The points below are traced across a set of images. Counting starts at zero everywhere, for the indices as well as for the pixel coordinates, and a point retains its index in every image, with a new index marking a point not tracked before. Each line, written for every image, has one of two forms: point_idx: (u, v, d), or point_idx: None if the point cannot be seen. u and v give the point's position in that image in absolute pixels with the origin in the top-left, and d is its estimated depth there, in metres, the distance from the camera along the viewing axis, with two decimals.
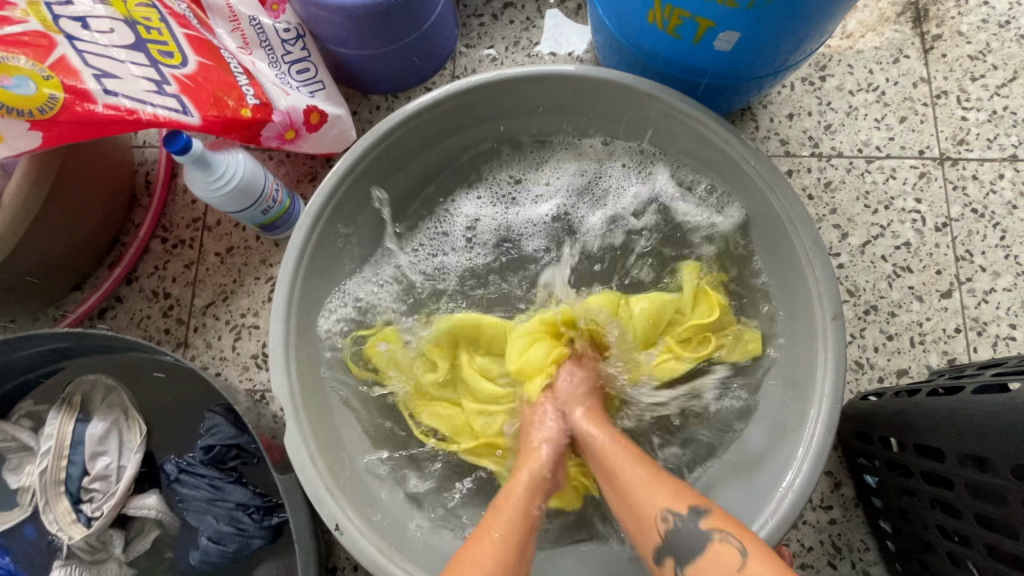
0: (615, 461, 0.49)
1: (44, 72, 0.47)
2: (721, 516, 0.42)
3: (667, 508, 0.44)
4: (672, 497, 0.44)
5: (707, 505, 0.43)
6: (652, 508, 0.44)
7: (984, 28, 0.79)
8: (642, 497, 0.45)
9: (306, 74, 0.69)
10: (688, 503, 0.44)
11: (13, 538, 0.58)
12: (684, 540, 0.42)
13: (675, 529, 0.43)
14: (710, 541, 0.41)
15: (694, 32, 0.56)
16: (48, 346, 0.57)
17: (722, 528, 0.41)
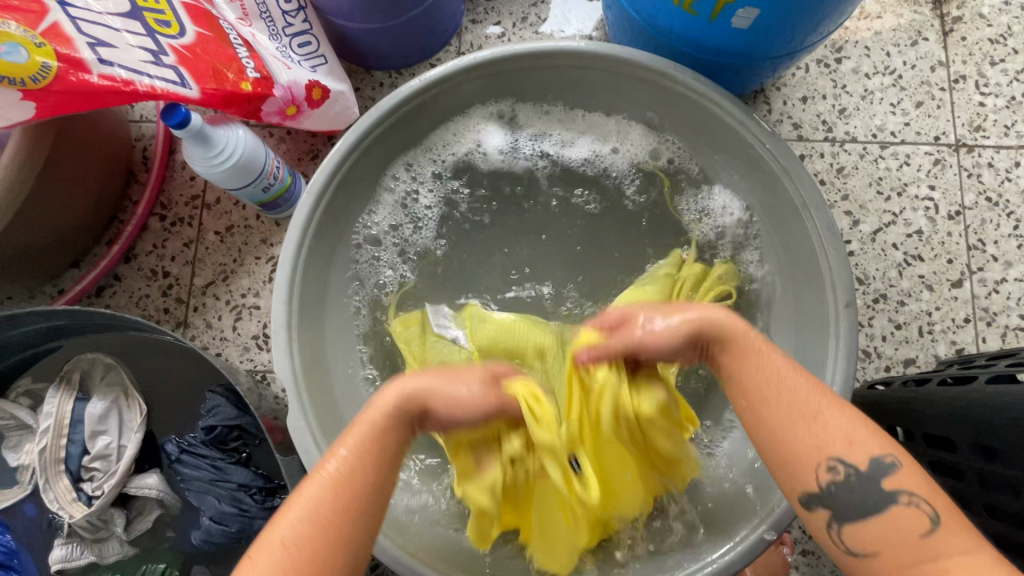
0: (766, 401, 0.42)
1: (37, 39, 0.45)
2: (909, 469, 0.40)
3: (834, 457, 0.40)
4: (847, 446, 0.40)
5: (894, 460, 0.40)
6: (818, 456, 0.40)
7: (1005, 11, 0.77)
8: (806, 441, 0.40)
9: (308, 48, 0.67)
10: (868, 453, 0.40)
11: (13, 516, 0.58)
12: (856, 489, 0.39)
13: (842, 484, 0.40)
14: (894, 502, 0.39)
15: (712, 8, 0.54)
16: (45, 324, 0.56)
17: (905, 487, 0.39)
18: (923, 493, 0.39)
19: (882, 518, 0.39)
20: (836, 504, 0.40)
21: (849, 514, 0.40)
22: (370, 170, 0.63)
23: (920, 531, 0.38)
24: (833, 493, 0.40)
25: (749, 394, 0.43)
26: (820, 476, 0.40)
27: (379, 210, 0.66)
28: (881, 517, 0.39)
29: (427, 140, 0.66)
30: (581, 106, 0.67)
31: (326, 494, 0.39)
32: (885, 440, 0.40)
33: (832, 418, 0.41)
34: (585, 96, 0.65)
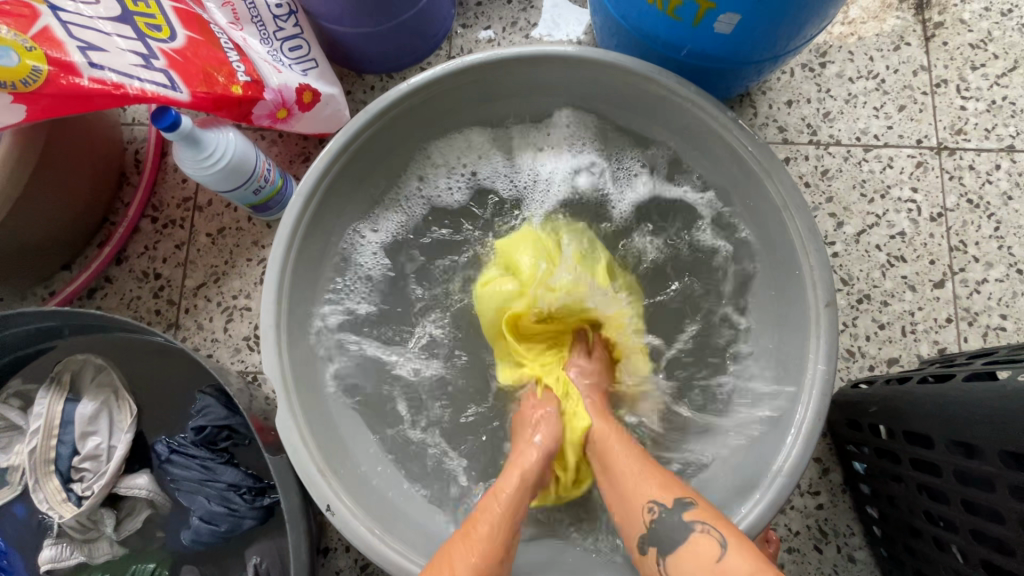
0: (608, 445, 0.53)
1: (27, 43, 0.45)
2: (706, 511, 0.44)
3: (654, 498, 0.46)
4: (660, 490, 0.46)
5: (693, 498, 0.45)
6: (638, 499, 0.46)
7: (985, 17, 0.78)
8: (633, 489, 0.48)
9: (299, 52, 0.68)
10: (674, 495, 0.45)
11: (2, 517, 0.58)
12: (665, 528, 0.44)
13: (659, 520, 0.44)
14: (692, 531, 0.42)
15: (694, 13, 0.55)
16: (35, 325, 0.56)
17: (703, 518, 0.43)
18: (715, 523, 0.43)
19: (685, 550, 0.42)
20: (657, 542, 0.44)
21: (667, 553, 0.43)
22: (359, 174, 0.64)
23: (713, 553, 0.41)
24: (652, 530, 0.44)
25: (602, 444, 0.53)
26: (643, 516, 0.45)
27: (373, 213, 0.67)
28: (687, 544, 0.42)
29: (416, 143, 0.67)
30: (568, 109, 0.68)
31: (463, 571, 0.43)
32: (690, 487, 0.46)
33: (613, 441, 0.53)
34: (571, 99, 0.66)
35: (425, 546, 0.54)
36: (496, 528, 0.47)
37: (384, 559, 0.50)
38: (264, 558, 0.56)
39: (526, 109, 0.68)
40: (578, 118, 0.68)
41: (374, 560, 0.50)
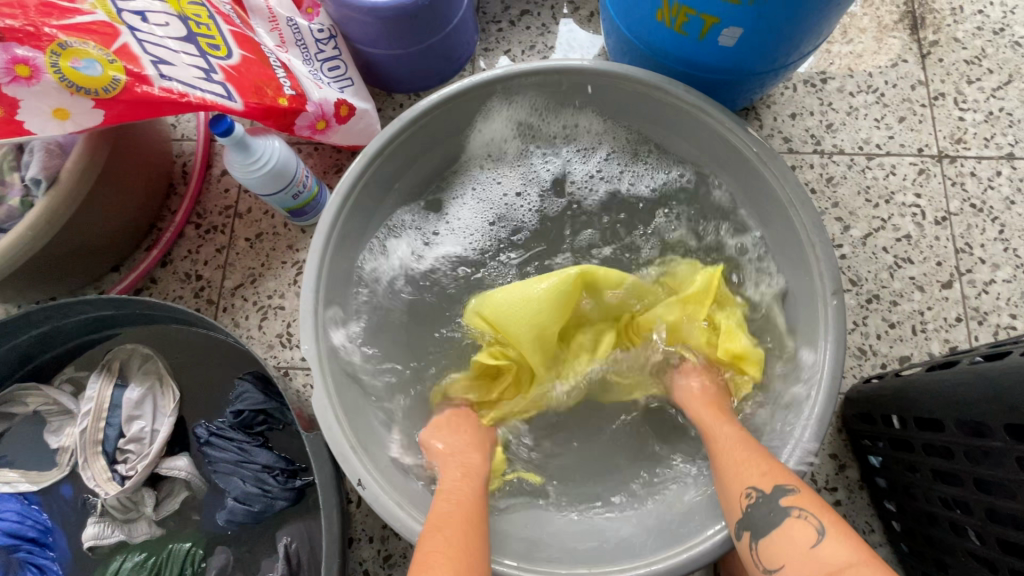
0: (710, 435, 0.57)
1: (111, 57, 0.52)
2: (806, 497, 0.47)
3: (751, 485, 0.49)
4: (761, 476, 0.49)
5: (793, 486, 0.48)
6: (737, 483, 0.50)
7: (979, 35, 0.83)
8: (735, 473, 0.51)
9: (337, 71, 0.75)
10: (774, 481, 0.49)
11: (50, 497, 0.61)
12: (760, 511, 0.47)
13: (756, 503, 0.48)
14: (787, 517, 0.46)
15: (700, 28, 0.60)
16: (93, 313, 0.61)
17: (801, 507, 0.46)
18: (815, 513, 0.45)
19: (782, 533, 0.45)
20: (751, 524, 0.47)
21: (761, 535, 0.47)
22: (391, 176, 0.69)
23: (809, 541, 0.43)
24: (749, 515, 0.48)
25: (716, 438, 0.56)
26: (739, 499, 0.49)
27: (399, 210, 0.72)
28: (781, 531, 0.45)
29: (439, 149, 0.72)
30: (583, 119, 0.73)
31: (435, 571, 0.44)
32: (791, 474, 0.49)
33: (726, 429, 0.57)
34: (589, 107, 0.71)
35: None
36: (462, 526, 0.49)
37: (412, 533, 0.52)
38: (295, 539, 0.59)
39: (547, 121, 0.73)
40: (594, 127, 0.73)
41: (402, 534, 0.52)
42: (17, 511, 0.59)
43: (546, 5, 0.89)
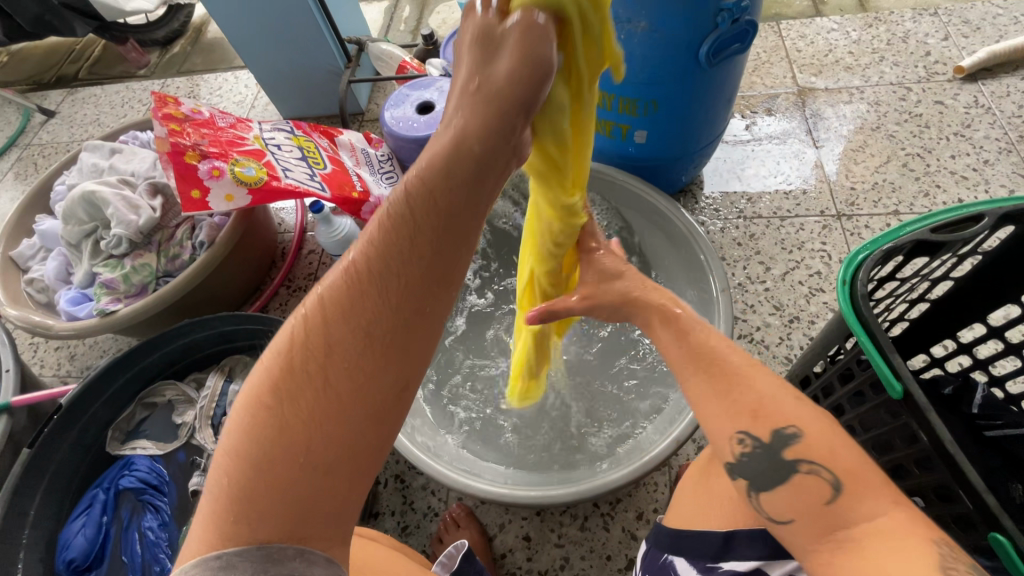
0: (689, 388, 0.49)
1: (261, 167, 0.88)
2: (815, 441, 0.41)
3: (740, 429, 0.44)
4: (752, 420, 0.44)
5: (798, 428, 0.42)
6: (726, 425, 0.45)
7: (860, 133, 1.11)
8: (717, 413, 0.46)
9: (391, 179, 1.11)
10: (771, 426, 0.43)
11: (170, 459, 0.85)
12: (763, 458, 0.43)
13: (752, 450, 0.43)
14: (795, 472, 0.41)
15: (621, 133, 0.91)
16: (219, 328, 0.90)
17: (810, 456, 0.41)
18: (827, 462, 0.40)
19: (792, 490, 0.41)
20: (748, 473, 0.44)
21: (765, 484, 0.43)
22: None
23: (822, 498, 0.40)
24: (739, 462, 0.44)
25: (704, 348, 0.50)
26: (733, 446, 0.45)
27: None
28: (789, 486, 0.42)
29: None
30: None
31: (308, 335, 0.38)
32: (784, 413, 0.43)
33: (761, 384, 0.45)
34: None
35: (449, 460, 0.76)
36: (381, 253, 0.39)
37: (420, 461, 0.72)
38: None
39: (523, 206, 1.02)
40: None
41: (412, 460, 0.72)
42: (147, 465, 0.84)
43: None
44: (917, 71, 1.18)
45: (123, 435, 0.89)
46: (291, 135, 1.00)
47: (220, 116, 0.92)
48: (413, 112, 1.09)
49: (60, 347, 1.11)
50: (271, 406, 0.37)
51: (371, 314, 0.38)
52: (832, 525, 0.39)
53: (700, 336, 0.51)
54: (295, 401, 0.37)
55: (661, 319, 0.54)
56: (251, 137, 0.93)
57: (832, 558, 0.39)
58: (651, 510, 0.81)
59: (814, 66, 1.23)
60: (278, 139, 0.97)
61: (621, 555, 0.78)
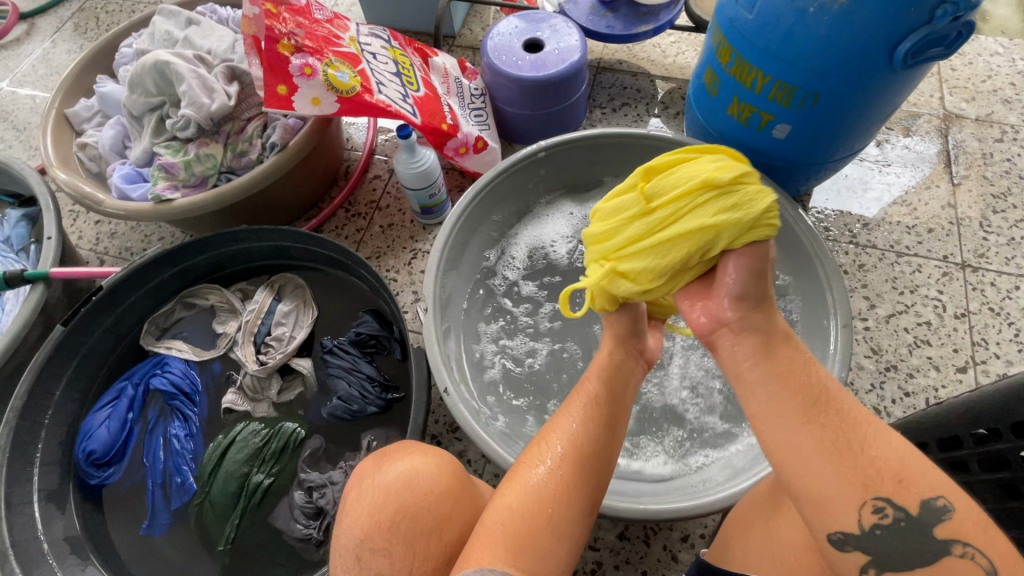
0: (794, 445, 0.37)
1: (355, 75, 0.78)
2: (969, 519, 0.34)
3: (880, 496, 0.35)
4: (896, 486, 0.35)
5: (948, 497, 0.35)
6: (852, 499, 0.35)
7: (1006, 177, 0.99)
8: (834, 489, 0.35)
9: (480, 118, 1.00)
10: (918, 496, 0.35)
11: (204, 368, 0.80)
12: (905, 534, 0.34)
13: (886, 525, 0.34)
14: (947, 553, 0.34)
15: (759, 122, 0.80)
16: (277, 242, 0.83)
17: (971, 541, 0.34)
18: (983, 544, 0.33)
19: (933, 571, 0.34)
20: (868, 549, 0.35)
21: (890, 558, 0.36)
22: (511, 189, 0.90)
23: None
24: (872, 537, 0.35)
25: (810, 386, 0.40)
26: (864, 516, 0.35)
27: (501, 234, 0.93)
28: (937, 570, 0.34)
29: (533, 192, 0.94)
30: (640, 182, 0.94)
31: (537, 486, 0.46)
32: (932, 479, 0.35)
33: (883, 451, 0.36)
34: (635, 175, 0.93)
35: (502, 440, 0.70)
36: (589, 417, 0.50)
37: (477, 436, 0.65)
38: (376, 437, 0.73)
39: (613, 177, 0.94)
40: None
41: (469, 435, 0.66)
42: (182, 370, 0.79)
43: (643, 102, 1.15)
44: None
45: (158, 331, 0.84)
46: (387, 45, 0.89)
47: (316, 7, 0.81)
48: (520, 48, 0.98)
49: (100, 221, 1.05)
50: (549, 521, 0.45)
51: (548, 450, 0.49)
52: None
53: (796, 372, 0.41)
54: (570, 514, 0.46)
55: (761, 342, 0.43)
56: (347, 37, 0.82)
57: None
58: (697, 535, 0.75)
59: (968, 90, 1.09)
60: (374, 46, 0.87)
61: (656, 574, 0.74)
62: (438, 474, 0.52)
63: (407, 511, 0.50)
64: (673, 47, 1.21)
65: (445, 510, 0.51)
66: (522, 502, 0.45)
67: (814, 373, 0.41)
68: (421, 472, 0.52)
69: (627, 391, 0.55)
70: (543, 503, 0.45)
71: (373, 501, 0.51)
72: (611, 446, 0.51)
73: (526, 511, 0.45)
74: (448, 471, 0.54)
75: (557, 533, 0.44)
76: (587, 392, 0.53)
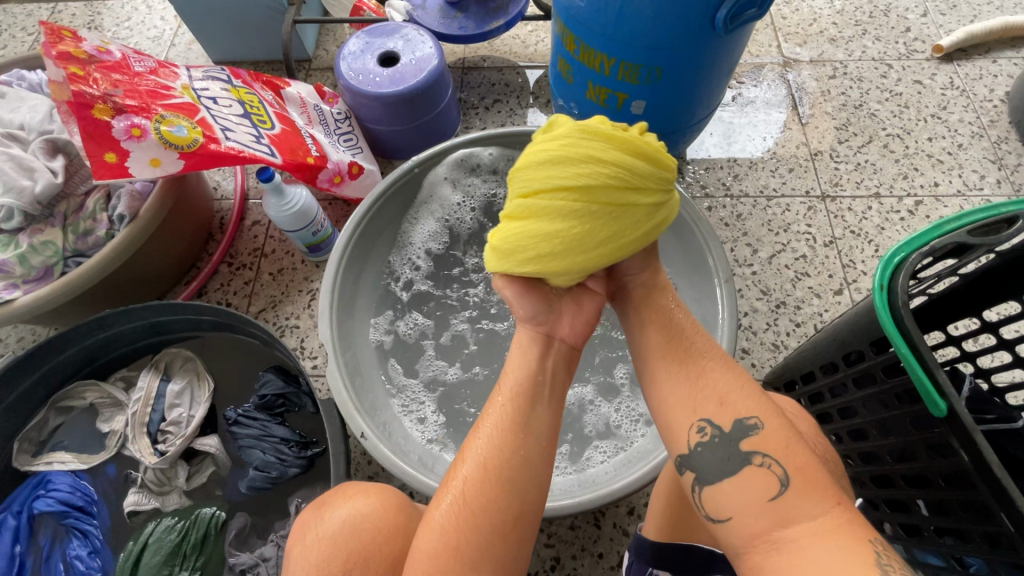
0: (653, 368, 0.49)
1: (194, 126, 0.73)
2: (772, 437, 0.42)
3: (703, 418, 0.44)
4: (717, 409, 0.44)
5: (757, 421, 0.43)
6: (683, 418, 0.45)
7: (843, 110, 1.09)
8: (671, 408, 0.46)
9: (351, 142, 0.96)
10: (732, 417, 0.43)
11: (97, 474, 0.73)
12: (718, 447, 0.43)
13: (711, 438, 0.43)
14: (748, 465, 0.41)
15: (617, 102, 0.83)
16: (151, 319, 0.76)
17: (766, 454, 0.41)
18: (779, 456, 0.41)
19: (735, 482, 0.41)
20: (696, 464, 0.44)
21: (711, 478, 0.43)
22: (395, 210, 0.88)
23: (768, 492, 0.40)
24: (697, 451, 0.44)
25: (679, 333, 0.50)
26: (690, 436, 0.44)
27: (393, 259, 0.91)
28: (737, 479, 0.41)
29: (417, 208, 0.92)
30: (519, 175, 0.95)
31: (442, 521, 0.45)
32: (747, 404, 0.44)
33: (715, 378, 0.46)
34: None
35: (432, 469, 0.69)
36: (499, 432, 0.48)
37: (405, 473, 0.63)
38: (303, 498, 0.70)
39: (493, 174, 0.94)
40: None
41: (396, 475, 0.64)
42: (69, 484, 0.71)
43: (514, 95, 1.15)
44: (897, 47, 1.16)
45: (33, 447, 0.75)
46: (228, 85, 0.84)
47: (135, 59, 0.75)
48: (375, 64, 0.94)
49: None
50: (456, 555, 0.44)
51: (458, 469, 0.48)
52: (768, 522, 0.39)
53: (667, 323, 0.51)
54: (484, 546, 0.44)
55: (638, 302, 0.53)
56: (178, 86, 0.76)
57: (765, 559, 0.38)
58: (642, 505, 0.78)
59: (800, 35, 1.18)
60: (213, 89, 0.81)
61: (612, 554, 0.76)
62: (382, 512, 0.52)
63: (357, 556, 0.49)
64: (533, 35, 1.22)
65: (396, 547, 0.50)
66: (430, 544, 0.45)
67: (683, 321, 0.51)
68: (365, 515, 0.51)
69: (550, 382, 0.52)
70: (450, 534, 0.44)
71: (318, 556, 0.49)
72: (529, 451, 0.47)
73: (435, 552, 0.44)
74: (392, 506, 0.53)
75: (469, 562, 0.43)
76: (501, 402, 0.50)
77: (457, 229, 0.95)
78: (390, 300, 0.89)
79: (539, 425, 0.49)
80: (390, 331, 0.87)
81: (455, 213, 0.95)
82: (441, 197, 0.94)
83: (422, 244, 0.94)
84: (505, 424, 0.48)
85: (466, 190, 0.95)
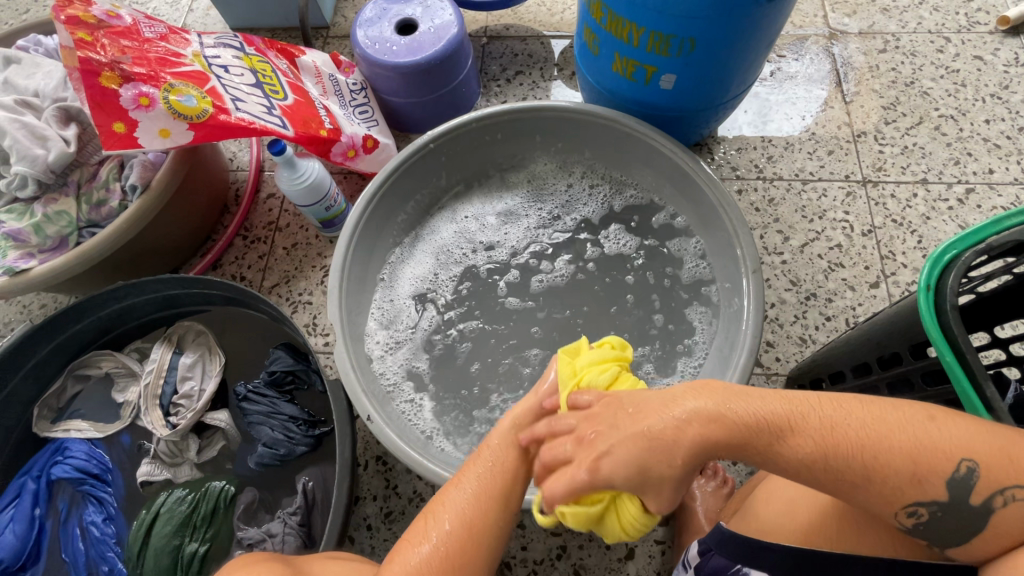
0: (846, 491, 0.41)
1: (204, 96, 0.71)
2: (990, 467, 0.38)
3: (912, 501, 0.40)
4: (916, 486, 0.39)
5: (972, 462, 0.38)
6: (897, 499, 0.40)
7: (893, 87, 1.01)
8: (878, 500, 0.40)
9: (366, 114, 0.93)
10: (940, 480, 0.39)
11: (112, 443, 0.74)
12: (943, 518, 0.40)
13: (933, 508, 0.39)
14: (992, 514, 0.39)
15: (645, 76, 0.77)
16: (162, 292, 0.75)
17: (1002, 485, 0.38)
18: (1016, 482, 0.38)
19: (984, 534, 0.39)
20: (933, 534, 0.41)
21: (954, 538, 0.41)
22: (405, 189, 0.85)
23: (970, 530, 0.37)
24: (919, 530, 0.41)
25: (821, 436, 0.41)
26: (903, 519, 0.41)
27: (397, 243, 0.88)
28: (988, 526, 0.39)
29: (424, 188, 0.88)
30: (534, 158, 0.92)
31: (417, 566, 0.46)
32: (941, 466, 0.39)
33: (897, 441, 0.39)
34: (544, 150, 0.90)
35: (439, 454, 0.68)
36: (481, 487, 0.49)
37: (412, 460, 0.62)
38: (311, 477, 0.70)
39: (501, 154, 0.90)
40: (550, 164, 0.92)
41: (402, 460, 0.63)
42: (85, 451, 0.73)
43: (537, 67, 1.10)
44: (958, 19, 1.06)
45: (53, 413, 0.77)
46: (240, 53, 0.81)
47: (145, 24, 0.73)
48: (392, 32, 0.90)
49: None
50: None
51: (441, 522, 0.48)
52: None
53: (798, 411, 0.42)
54: None
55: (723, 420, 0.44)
56: (189, 53, 0.74)
57: None
58: None
59: (849, 5, 1.09)
60: (225, 57, 0.79)
61: (619, 545, 0.75)
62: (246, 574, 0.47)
63: None
64: (559, 3, 1.16)
65: None
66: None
67: (769, 405, 0.43)
68: None
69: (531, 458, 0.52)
70: None
71: None
72: (504, 518, 0.49)
73: None
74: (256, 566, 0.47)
75: None
76: (476, 471, 0.51)
77: (464, 211, 0.92)
78: (394, 284, 0.87)
79: (512, 500, 0.50)
80: (392, 317, 0.85)
81: (462, 195, 0.92)
82: (446, 178, 0.90)
83: (426, 226, 0.91)
84: (489, 490, 0.50)
85: (473, 170, 0.91)
